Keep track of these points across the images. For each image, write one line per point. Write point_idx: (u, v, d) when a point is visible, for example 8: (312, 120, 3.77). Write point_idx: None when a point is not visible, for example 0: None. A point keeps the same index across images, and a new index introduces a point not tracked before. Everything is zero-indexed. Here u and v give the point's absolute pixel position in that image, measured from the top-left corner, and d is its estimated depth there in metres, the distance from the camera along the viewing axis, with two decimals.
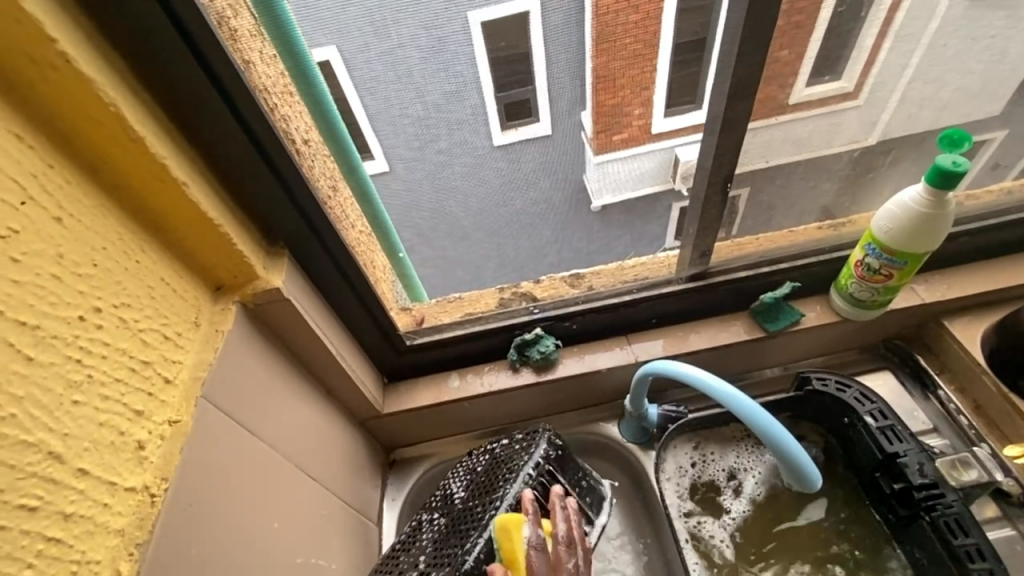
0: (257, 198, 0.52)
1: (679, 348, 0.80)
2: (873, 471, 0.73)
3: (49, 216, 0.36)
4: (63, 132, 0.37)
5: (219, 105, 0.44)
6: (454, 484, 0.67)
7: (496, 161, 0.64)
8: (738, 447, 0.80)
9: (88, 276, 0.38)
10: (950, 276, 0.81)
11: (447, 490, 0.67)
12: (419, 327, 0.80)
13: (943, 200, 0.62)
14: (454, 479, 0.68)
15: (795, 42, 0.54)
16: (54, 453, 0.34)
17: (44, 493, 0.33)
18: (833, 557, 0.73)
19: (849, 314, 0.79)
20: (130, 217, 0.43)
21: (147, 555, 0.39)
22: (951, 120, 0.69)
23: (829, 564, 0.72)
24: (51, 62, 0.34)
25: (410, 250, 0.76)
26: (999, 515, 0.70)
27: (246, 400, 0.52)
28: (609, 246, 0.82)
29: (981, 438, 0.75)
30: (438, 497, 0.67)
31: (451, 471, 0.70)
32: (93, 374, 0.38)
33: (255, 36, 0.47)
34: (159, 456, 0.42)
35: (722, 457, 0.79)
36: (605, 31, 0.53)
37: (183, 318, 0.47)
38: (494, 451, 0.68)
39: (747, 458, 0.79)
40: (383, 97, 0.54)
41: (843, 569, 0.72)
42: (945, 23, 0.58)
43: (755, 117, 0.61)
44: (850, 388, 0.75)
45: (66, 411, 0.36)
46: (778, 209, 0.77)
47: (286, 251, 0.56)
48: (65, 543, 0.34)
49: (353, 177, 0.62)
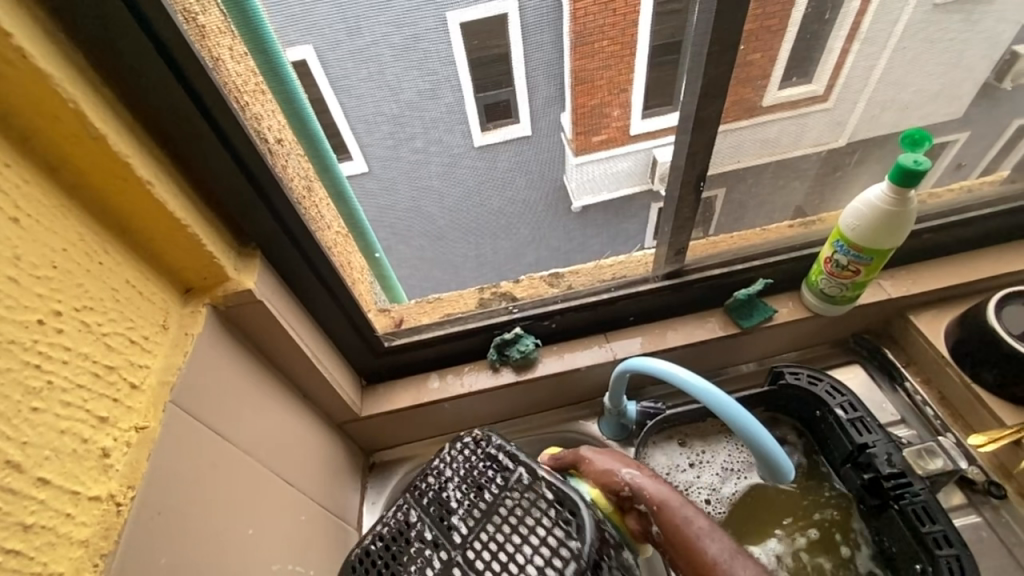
0: (226, 197, 0.51)
1: (657, 345, 0.82)
2: (845, 463, 0.75)
3: (7, 217, 0.34)
4: (18, 129, 0.36)
5: (185, 102, 0.43)
6: (450, 486, 0.55)
7: (472, 161, 0.64)
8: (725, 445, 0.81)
9: (46, 278, 0.37)
10: (914, 272, 0.84)
11: (445, 496, 0.55)
12: (398, 329, 0.79)
13: (906, 198, 0.64)
14: (445, 478, 0.56)
15: (769, 46, 0.56)
16: (12, 462, 0.33)
17: (3, 503, 0.32)
18: (814, 522, 0.75)
19: (820, 309, 0.81)
20: (92, 217, 0.42)
21: (113, 566, 0.37)
22: (914, 121, 0.72)
23: (807, 529, 0.75)
24: (5, 57, 0.32)
25: (387, 251, 0.75)
26: (965, 502, 0.73)
27: (214, 404, 0.50)
28: (585, 243, 0.81)
29: (946, 428, 0.78)
30: (435, 502, 0.55)
31: (464, 466, 0.56)
32: (55, 381, 0.37)
33: (224, 32, 0.46)
34: (125, 464, 0.41)
35: (714, 457, 0.80)
36: (580, 32, 0.53)
37: (150, 321, 0.46)
38: (509, 481, 0.53)
39: (737, 459, 0.80)
40: (357, 96, 0.53)
41: (819, 533, 0.75)
42: (906, 28, 0.60)
43: (727, 118, 0.62)
44: (822, 381, 0.77)
45: (25, 419, 0.34)
46: (750, 207, 0.78)
47: (258, 251, 0.55)
48: (25, 556, 0.33)
49: (328, 177, 0.61)
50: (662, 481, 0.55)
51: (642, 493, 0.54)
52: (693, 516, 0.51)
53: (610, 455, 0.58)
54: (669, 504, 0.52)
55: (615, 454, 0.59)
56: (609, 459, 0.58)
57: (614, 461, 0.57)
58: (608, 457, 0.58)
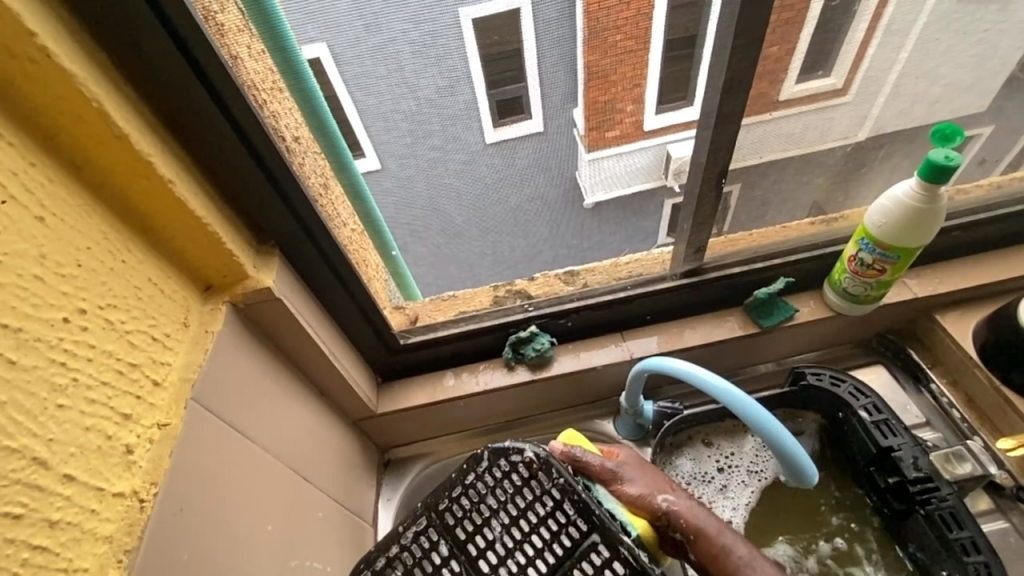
0: (245, 196, 0.51)
1: (674, 344, 0.81)
2: (868, 465, 0.73)
3: (31, 214, 0.35)
4: (44, 128, 0.36)
5: (206, 101, 0.43)
6: (495, 524, 0.55)
7: (490, 158, 0.63)
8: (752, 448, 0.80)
9: (70, 276, 0.37)
10: (942, 271, 0.81)
11: (489, 534, 0.55)
12: (412, 326, 0.79)
13: (936, 195, 0.62)
14: (491, 505, 0.56)
15: (786, 38, 0.54)
16: (38, 459, 0.33)
17: (29, 500, 0.32)
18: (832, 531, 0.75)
19: (842, 309, 0.79)
20: (114, 215, 0.42)
21: (136, 563, 0.38)
22: (943, 114, 0.70)
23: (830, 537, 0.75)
24: (28, 56, 0.33)
25: (403, 249, 0.75)
26: (993, 507, 0.71)
27: (233, 399, 0.50)
28: (603, 242, 0.80)
29: (974, 432, 0.76)
30: (478, 541, 0.55)
31: (512, 508, 0.56)
32: (79, 378, 0.37)
33: (242, 30, 0.46)
34: (148, 461, 0.41)
35: (741, 460, 0.79)
36: (596, 27, 0.52)
37: (171, 319, 0.46)
38: (579, 547, 0.53)
39: (764, 463, 0.79)
40: (375, 93, 0.53)
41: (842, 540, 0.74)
42: (934, 19, 0.58)
43: (748, 113, 0.61)
44: (845, 382, 0.75)
45: (51, 416, 0.35)
46: (773, 204, 0.77)
47: (277, 249, 0.55)
48: (51, 551, 0.33)
49: (344, 175, 0.61)
50: (697, 505, 0.56)
51: (679, 520, 0.55)
52: (733, 544, 0.53)
53: (643, 476, 0.58)
54: (707, 532, 0.54)
55: (646, 476, 0.58)
56: (640, 480, 0.57)
57: (648, 483, 0.57)
58: (641, 478, 0.58)
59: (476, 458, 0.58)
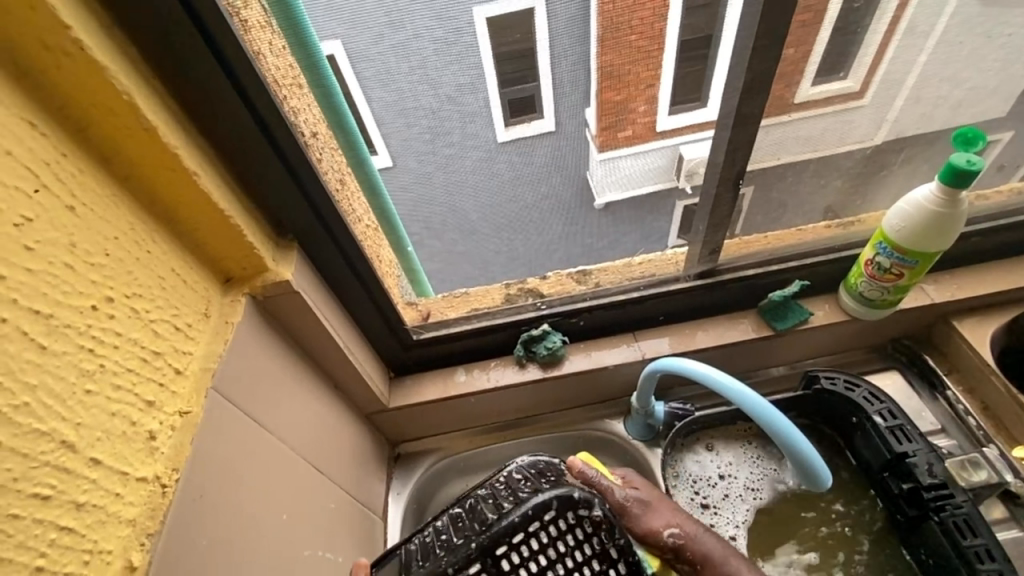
0: (266, 190, 0.52)
1: (687, 346, 0.80)
2: (882, 471, 0.73)
3: (62, 203, 0.35)
4: (75, 120, 0.37)
5: (230, 94, 0.44)
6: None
7: (506, 156, 0.63)
8: (751, 459, 0.79)
9: (99, 265, 0.38)
10: (960, 277, 0.80)
11: None
12: (425, 322, 0.80)
13: (957, 199, 0.62)
14: (551, 556, 0.54)
15: (804, 40, 0.53)
16: (66, 442, 0.34)
17: (57, 482, 0.33)
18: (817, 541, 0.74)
19: (858, 313, 0.79)
20: (141, 206, 0.43)
21: (158, 546, 0.38)
22: (965, 118, 0.69)
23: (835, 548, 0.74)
24: (63, 48, 0.33)
25: (417, 245, 0.75)
26: (1007, 516, 0.70)
27: (251, 391, 0.51)
28: (617, 241, 0.81)
29: (990, 439, 0.74)
30: None
31: (571, 562, 0.54)
32: (106, 365, 0.38)
33: (265, 26, 0.46)
34: (170, 447, 0.42)
35: (739, 472, 0.79)
36: (612, 25, 0.52)
37: (193, 309, 0.47)
38: None
39: (762, 481, 0.78)
40: (397, 90, 0.53)
41: (816, 554, 0.73)
42: (957, 21, 0.58)
43: (766, 114, 0.61)
44: (859, 387, 0.75)
45: (78, 401, 0.35)
46: (790, 207, 0.77)
47: (296, 244, 0.56)
48: (77, 533, 0.34)
49: (361, 170, 0.62)
50: (700, 533, 0.62)
51: (686, 552, 0.61)
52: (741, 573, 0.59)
53: (651, 512, 0.63)
54: (712, 561, 0.60)
55: (654, 508, 0.63)
56: (650, 514, 0.63)
57: (656, 521, 0.62)
58: (648, 514, 0.63)
59: (544, 506, 0.55)
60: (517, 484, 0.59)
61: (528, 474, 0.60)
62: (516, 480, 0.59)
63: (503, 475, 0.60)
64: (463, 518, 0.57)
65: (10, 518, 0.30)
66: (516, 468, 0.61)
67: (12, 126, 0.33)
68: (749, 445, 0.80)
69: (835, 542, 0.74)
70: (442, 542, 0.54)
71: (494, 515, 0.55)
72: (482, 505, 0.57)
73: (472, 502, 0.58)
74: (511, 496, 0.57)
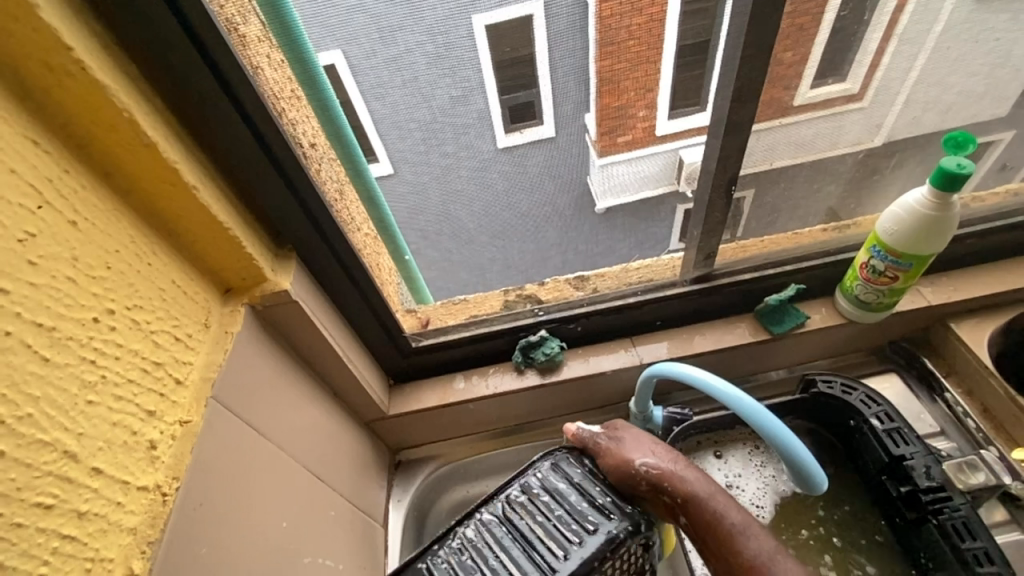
0: (265, 202, 0.53)
1: (685, 350, 0.81)
2: (880, 475, 0.73)
3: (65, 219, 0.36)
4: (77, 138, 0.38)
5: (229, 110, 0.45)
6: None
7: (501, 164, 0.64)
8: (758, 473, 0.79)
9: (101, 278, 0.39)
10: (957, 279, 0.81)
11: None
12: (424, 329, 0.80)
13: (948, 203, 0.62)
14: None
15: (799, 43, 0.54)
16: (69, 452, 0.35)
17: (60, 491, 0.34)
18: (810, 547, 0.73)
19: (855, 316, 0.79)
20: (141, 218, 0.43)
21: (159, 553, 0.39)
22: (957, 122, 0.69)
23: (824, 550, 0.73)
24: (65, 69, 0.35)
25: (416, 254, 0.76)
26: (1008, 518, 0.69)
27: (253, 399, 0.52)
28: (612, 249, 0.82)
29: (989, 441, 0.74)
30: None
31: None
32: (108, 375, 0.38)
33: (263, 41, 0.47)
34: (171, 456, 0.42)
35: (747, 484, 0.78)
36: (608, 34, 0.52)
37: (193, 320, 0.48)
38: None
39: (766, 497, 0.77)
40: (391, 103, 0.55)
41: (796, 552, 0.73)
42: (949, 27, 0.58)
43: (759, 119, 0.61)
44: (856, 391, 0.76)
45: (81, 411, 0.36)
46: (784, 211, 0.77)
47: (294, 253, 0.57)
48: (79, 541, 0.35)
49: (360, 181, 0.63)
50: (681, 468, 0.58)
51: (665, 484, 0.57)
52: (726, 511, 0.54)
53: (630, 444, 0.62)
54: (696, 496, 0.55)
55: (633, 443, 0.62)
56: (626, 447, 0.61)
57: (634, 451, 0.61)
58: (626, 446, 0.62)
59: (617, 542, 0.56)
60: (572, 503, 0.60)
61: (574, 485, 0.62)
62: (563, 493, 0.61)
63: (545, 488, 0.62)
64: (516, 542, 0.58)
65: (14, 526, 0.31)
66: (557, 478, 0.62)
67: (17, 146, 0.34)
68: (756, 453, 0.80)
69: (818, 545, 0.74)
70: (502, 574, 0.56)
71: (565, 553, 0.56)
72: (541, 531, 0.58)
73: (519, 519, 0.59)
74: (576, 524, 0.58)
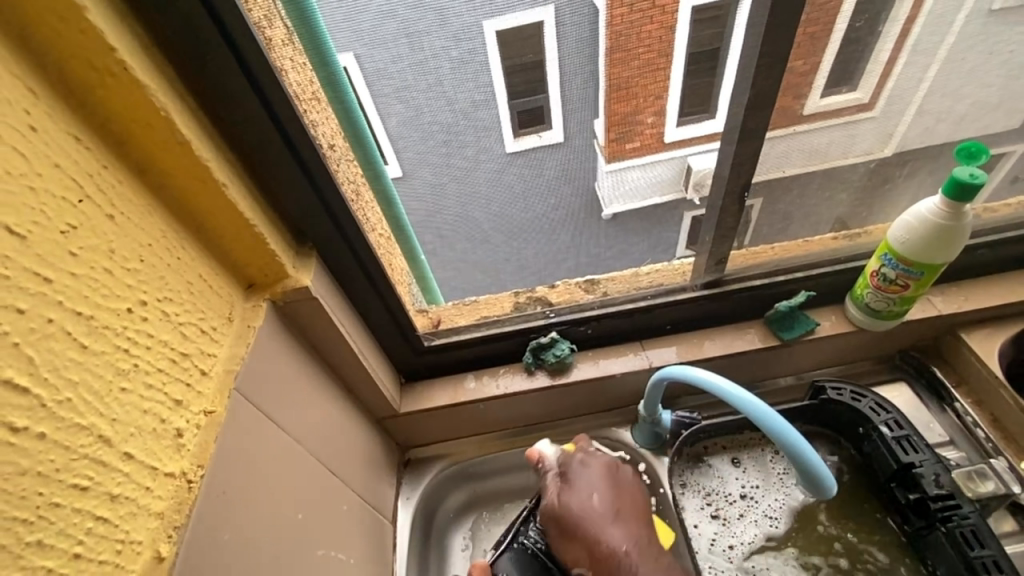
0: (288, 200, 0.54)
1: (695, 355, 0.82)
2: (889, 481, 0.73)
3: (104, 213, 0.38)
4: (117, 136, 0.39)
5: (258, 110, 0.47)
6: None
7: (517, 168, 0.66)
8: (780, 484, 0.79)
9: (135, 270, 0.40)
10: (968, 289, 0.81)
11: None
12: (436, 329, 0.81)
13: (961, 212, 0.63)
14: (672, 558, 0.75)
15: (811, 53, 0.55)
16: (103, 437, 0.36)
17: (94, 474, 0.35)
18: (815, 548, 0.74)
19: (865, 324, 0.80)
20: (172, 214, 0.45)
21: (185, 537, 0.40)
22: (969, 132, 0.70)
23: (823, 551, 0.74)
24: (110, 70, 0.36)
25: (430, 254, 0.77)
26: (1017, 529, 0.69)
27: (272, 392, 0.53)
28: (626, 251, 0.82)
29: (998, 451, 0.74)
30: None
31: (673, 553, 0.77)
32: (139, 364, 0.40)
33: (288, 43, 0.48)
34: (196, 445, 0.44)
35: (763, 496, 0.78)
36: (620, 40, 0.53)
37: (217, 314, 0.49)
38: None
39: (782, 511, 0.77)
40: (415, 106, 0.56)
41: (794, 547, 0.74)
42: (961, 38, 0.59)
43: (772, 126, 0.62)
44: (865, 398, 0.76)
45: (115, 398, 0.37)
46: (795, 219, 0.78)
47: (315, 251, 0.59)
48: (111, 523, 0.36)
49: (377, 183, 0.64)
50: None
51: None
52: None
53: (571, 543, 0.68)
54: None
55: (575, 541, 0.68)
56: (568, 544, 0.68)
57: (573, 551, 0.68)
58: (568, 543, 0.68)
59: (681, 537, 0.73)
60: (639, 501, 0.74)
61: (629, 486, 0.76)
62: None
63: None
64: None
65: (53, 506, 0.32)
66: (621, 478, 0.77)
67: (61, 143, 0.35)
68: (778, 462, 0.80)
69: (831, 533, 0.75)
70: None
71: None
72: None
73: None
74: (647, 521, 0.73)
